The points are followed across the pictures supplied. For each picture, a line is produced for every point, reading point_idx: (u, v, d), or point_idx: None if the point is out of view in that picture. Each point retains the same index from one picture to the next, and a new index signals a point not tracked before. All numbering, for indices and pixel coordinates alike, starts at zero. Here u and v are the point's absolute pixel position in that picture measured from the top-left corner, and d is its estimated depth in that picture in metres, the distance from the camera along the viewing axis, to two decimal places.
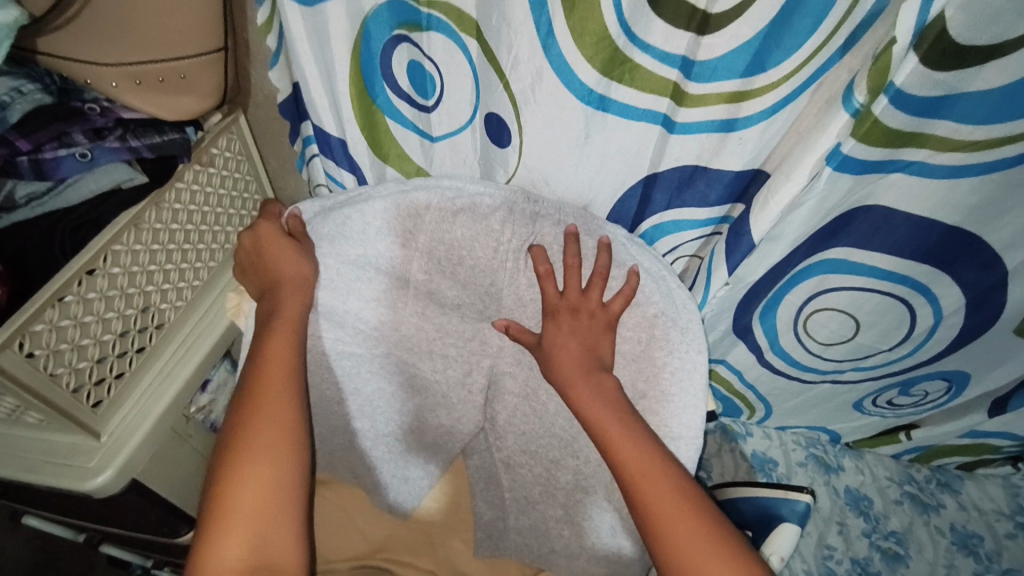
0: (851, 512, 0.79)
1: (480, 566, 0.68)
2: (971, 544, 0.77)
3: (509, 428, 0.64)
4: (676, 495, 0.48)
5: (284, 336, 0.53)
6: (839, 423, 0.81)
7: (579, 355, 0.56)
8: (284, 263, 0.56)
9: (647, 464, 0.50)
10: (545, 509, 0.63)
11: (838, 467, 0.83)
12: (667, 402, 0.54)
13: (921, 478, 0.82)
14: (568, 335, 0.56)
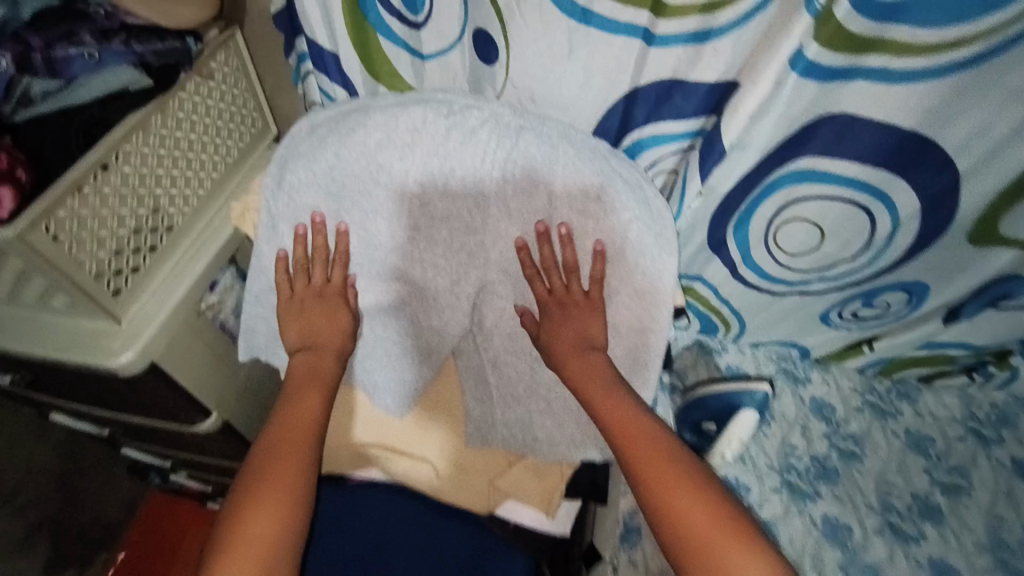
0: (814, 417, 0.86)
1: (473, 455, 0.74)
2: (922, 445, 0.84)
3: (496, 331, 0.68)
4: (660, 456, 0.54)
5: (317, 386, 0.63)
6: (807, 336, 0.86)
7: (572, 336, 0.62)
8: (328, 319, 0.65)
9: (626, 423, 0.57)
10: (529, 403, 0.69)
11: (805, 379, 0.90)
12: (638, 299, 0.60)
13: (882, 389, 0.89)
14: (561, 324, 0.62)
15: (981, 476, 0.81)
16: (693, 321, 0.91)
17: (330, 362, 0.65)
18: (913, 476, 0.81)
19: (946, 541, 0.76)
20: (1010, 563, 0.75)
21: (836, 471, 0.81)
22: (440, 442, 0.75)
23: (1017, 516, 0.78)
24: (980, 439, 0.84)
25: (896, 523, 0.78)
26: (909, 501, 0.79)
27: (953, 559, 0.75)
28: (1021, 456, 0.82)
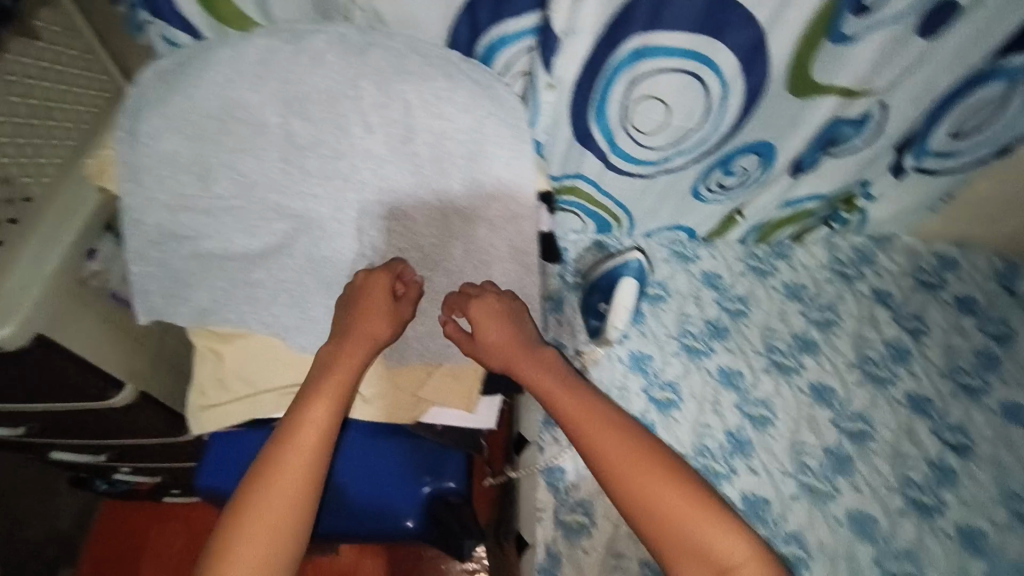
0: (705, 288, 0.96)
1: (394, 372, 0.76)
2: (798, 293, 0.95)
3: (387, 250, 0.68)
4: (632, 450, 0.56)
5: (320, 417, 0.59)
6: (686, 215, 0.94)
7: (509, 339, 0.60)
8: (364, 317, 0.61)
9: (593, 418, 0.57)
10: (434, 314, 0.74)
11: (695, 257, 0.99)
12: (501, 186, 0.64)
13: (761, 253, 0.99)
14: (494, 331, 0.61)
15: (847, 308, 0.93)
16: (587, 221, 0.97)
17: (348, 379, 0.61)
18: (792, 320, 0.93)
19: (822, 367, 0.88)
20: (875, 373, 0.87)
21: (726, 328, 0.92)
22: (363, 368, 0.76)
23: (878, 336, 0.90)
24: (844, 277, 0.96)
25: (779, 361, 0.89)
26: (788, 340, 0.91)
27: (829, 381, 0.87)
28: (877, 285, 0.95)
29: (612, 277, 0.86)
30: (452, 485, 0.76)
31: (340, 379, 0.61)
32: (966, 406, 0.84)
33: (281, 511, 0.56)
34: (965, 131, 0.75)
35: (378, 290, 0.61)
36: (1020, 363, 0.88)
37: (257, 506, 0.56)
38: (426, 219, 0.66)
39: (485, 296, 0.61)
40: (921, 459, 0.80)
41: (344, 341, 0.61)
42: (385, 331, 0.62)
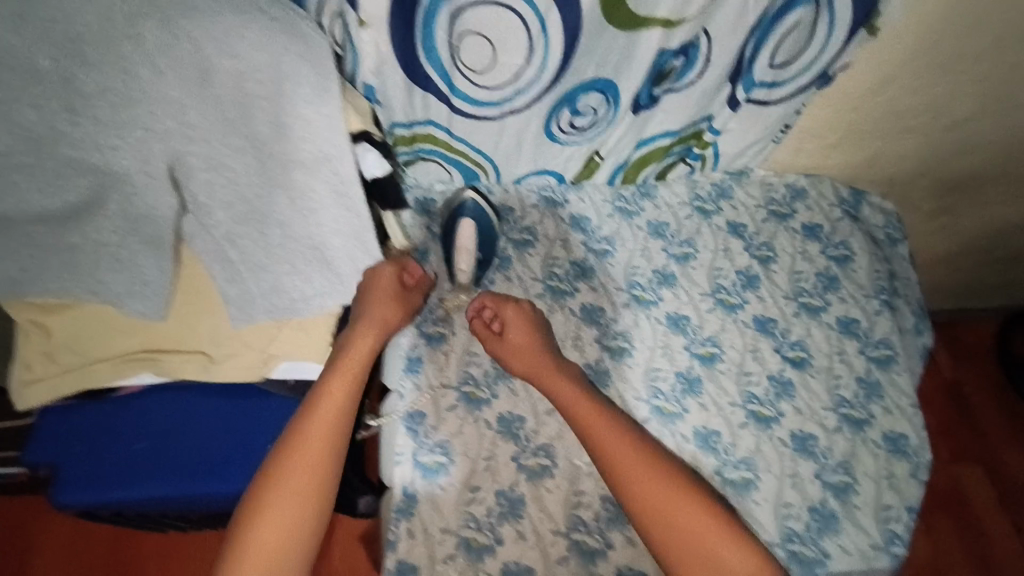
0: (572, 231, 0.98)
1: (242, 330, 0.74)
2: (661, 230, 0.99)
3: (212, 203, 0.66)
4: (625, 442, 0.69)
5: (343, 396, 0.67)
6: (547, 158, 0.95)
7: (532, 350, 0.77)
8: (377, 306, 0.71)
9: (594, 412, 0.71)
10: (275, 268, 0.69)
11: (563, 202, 1.00)
12: (308, 127, 0.62)
13: (628, 194, 1.01)
14: (522, 342, 0.77)
15: (703, 241, 0.98)
16: (454, 173, 0.97)
17: (362, 360, 0.69)
18: (653, 257, 0.96)
19: (678, 298, 0.93)
20: (725, 299, 0.92)
21: (591, 269, 0.94)
22: (206, 328, 0.74)
23: (730, 265, 0.96)
24: (702, 213, 1.00)
25: (639, 295, 0.92)
26: (649, 275, 0.95)
27: (684, 310, 0.92)
28: (732, 218, 1.00)
29: (451, 216, 0.91)
30: None
31: (362, 355, 0.69)
32: (807, 323, 0.91)
33: (309, 488, 0.63)
34: (779, 61, 0.81)
35: (382, 282, 0.70)
36: (856, 281, 0.95)
37: (287, 471, 0.63)
38: (244, 169, 0.65)
39: (502, 300, 0.80)
40: (764, 375, 0.86)
41: (359, 325, 0.70)
42: (395, 317, 0.73)
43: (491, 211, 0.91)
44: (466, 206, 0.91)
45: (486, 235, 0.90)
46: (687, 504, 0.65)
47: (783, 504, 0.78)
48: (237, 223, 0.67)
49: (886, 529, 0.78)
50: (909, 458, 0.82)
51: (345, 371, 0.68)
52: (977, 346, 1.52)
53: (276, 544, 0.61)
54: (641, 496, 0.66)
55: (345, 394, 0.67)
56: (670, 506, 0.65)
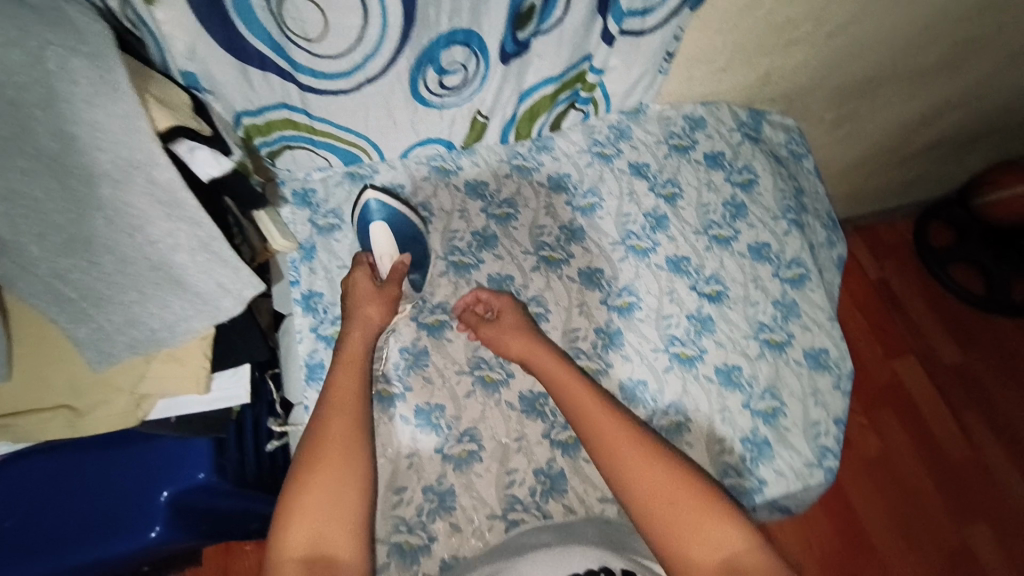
0: (471, 199, 0.93)
1: (104, 374, 0.63)
2: (563, 183, 0.95)
3: (19, 238, 0.51)
4: (629, 440, 0.60)
5: (351, 377, 0.67)
6: (428, 126, 0.90)
7: (520, 333, 0.75)
8: (363, 298, 0.75)
9: (594, 407, 0.64)
10: (122, 299, 0.59)
11: (457, 169, 0.95)
12: (98, 131, 0.53)
13: (524, 150, 0.97)
14: (509, 325, 0.76)
15: (607, 188, 0.94)
16: (331, 158, 0.91)
17: (364, 344, 0.71)
18: (559, 213, 0.92)
19: (589, 252, 0.89)
20: (637, 245, 0.90)
21: (494, 237, 0.90)
22: (61, 379, 0.63)
23: (637, 208, 0.93)
24: (602, 157, 0.96)
25: (548, 255, 0.88)
26: (556, 234, 0.91)
27: (596, 264, 0.88)
28: (634, 160, 0.96)
29: (362, 225, 0.85)
30: (201, 477, 0.68)
31: (356, 343, 0.71)
32: (719, 256, 0.89)
33: (338, 465, 0.58)
34: None
35: (360, 278, 0.78)
36: (763, 204, 0.94)
37: (325, 437, 0.60)
38: (46, 194, 0.52)
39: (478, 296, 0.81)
40: (683, 315, 0.84)
41: (352, 322, 0.73)
42: (377, 310, 0.75)
43: (396, 206, 0.84)
44: (374, 210, 0.85)
45: (406, 236, 0.84)
46: (709, 499, 0.55)
47: (716, 441, 0.77)
48: (60, 257, 0.54)
49: (817, 444, 0.78)
50: (832, 371, 0.82)
51: (350, 358, 0.69)
52: (893, 245, 1.58)
53: (311, 532, 0.54)
54: (632, 486, 0.57)
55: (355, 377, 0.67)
56: (683, 512, 0.55)
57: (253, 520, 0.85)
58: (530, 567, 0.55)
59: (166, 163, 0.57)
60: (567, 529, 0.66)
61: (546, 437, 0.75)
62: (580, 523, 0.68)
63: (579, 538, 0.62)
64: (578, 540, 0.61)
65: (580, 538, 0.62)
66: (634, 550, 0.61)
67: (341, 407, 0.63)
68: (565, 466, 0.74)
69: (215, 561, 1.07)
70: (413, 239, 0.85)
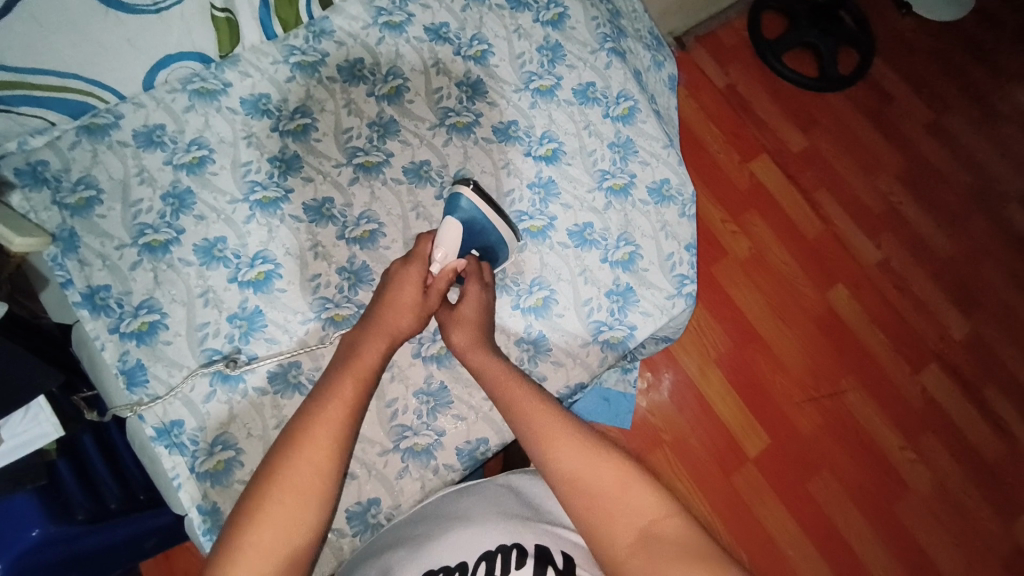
0: (254, 119, 0.77)
1: None
2: (358, 71, 0.81)
3: None
4: (597, 456, 0.57)
5: (349, 387, 0.57)
6: (154, 38, 0.70)
7: (473, 333, 0.65)
8: (398, 303, 0.62)
9: (526, 400, 0.61)
10: None
11: (224, 88, 0.77)
12: None
13: (300, 43, 0.80)
14: (464, 326, 0.66)
15: (410, 65, 0.82)
16: (45, 114, 0.70)
17: (372, 359, 0.60)
18: (363, 108, 0.79)
19: (408, 145, 0.79)
20: (458, 122, 0.80)
21: (296, 158, 0.76)
22: None
23: (448, 80, 0.82)
24: (392, 28, 0.82)
25: (363, 161, 0.77)
26: (366, 134, 0.79)
27: (421, 156, 0.79)
28: (429, 22, 0.83)
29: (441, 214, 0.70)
30: (37, 534, 0.60)
31: (372, 357, 0.60)
32: (547, 111, 0.82)
33: (307, 498, 0.51)
34: None
35: (413, 275, 0.64)
36: (578, 39, 0.86)
37: (301, 462, 0.52)
38: None
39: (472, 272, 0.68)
40: (524, 187, 0.79)
41: (371, 325, 0.62)
42: (409, 325, 0.63)
43: (490, 215, 0.69)
44: (459, 206, 0.69)
45: (480, 244, 0.70)
46: (654, 494, 0.55)
47: (583, 302, 0.76)
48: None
49: (674, 275, 0.79)
50: (676, 200, 0.82)
51: (356, 373, 0.58)
52: (731, 46, 1.57)
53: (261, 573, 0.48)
54: (589, 507, 0.54)
55: (357, 396, 0.58)
56: (620, 505, 0.54)
57: (146, 538, 0.76)
58: (443, 557, 0.56)
59: None
60: (486, 493, 0.66)
61: (418, 356, 0.71)
62: (491, 484, 0.69)
63: (494, 508, 0.62)
64: (497, 512, 0.62)
65: (497, 506, 0.63)
66: (552, 519, 0.63)
67: (327, 429, 0.54)
68: (444, 377, 0.71)
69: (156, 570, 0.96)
70: (484, 248, 0.71)
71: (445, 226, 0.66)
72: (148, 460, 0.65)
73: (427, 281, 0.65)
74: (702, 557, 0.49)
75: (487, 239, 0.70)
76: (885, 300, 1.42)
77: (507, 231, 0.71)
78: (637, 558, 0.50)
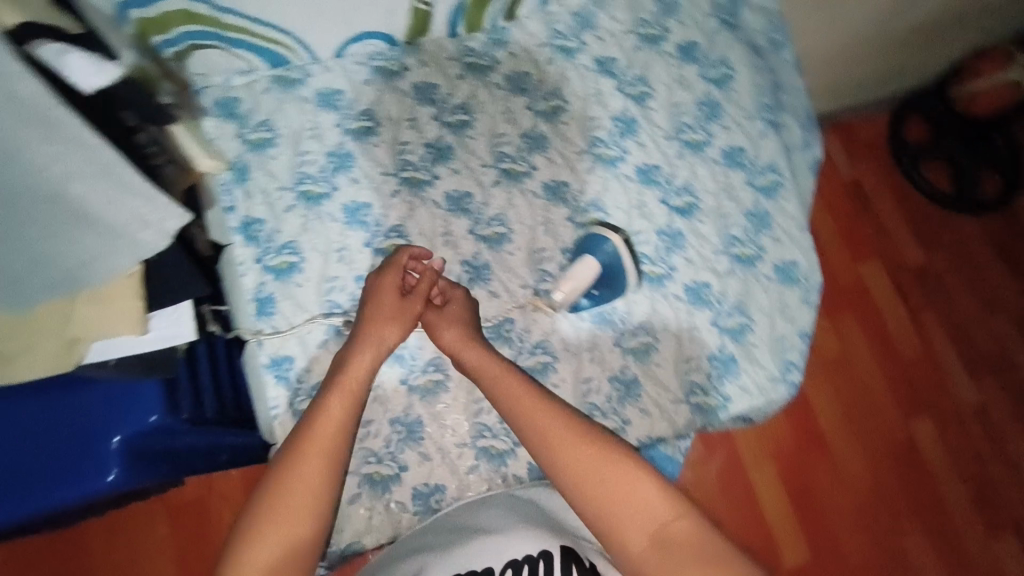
0: (420, 105, 0.82)
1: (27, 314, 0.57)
2: (522, 84, 0.84)
3: None
4: (607, 458, 0.56)
5: (342, 399, 0.59)
6: (359, 14, 0.76)
7: (456, 330, 0.66)
8: (381, 317, 0.65)
9: (530, 399, 0.60)
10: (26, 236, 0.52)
11: (402, 69, 0.83)
12: None
13: (477, 46, 0.85)
14: (443, 318, 0.67)
15: (571, 90, 0.85)
16: (253, 58, 0.77)
17: (360, 373, 0.61)
18: (519, 118, 0.83)
19: (553, 163, 0.82)
20: (604, 153, 0.83)
21: (449, 149, 0.80)
22: None
23: (604, 112, 0.84)
24: (565, 52, 0.86)
25: (509, 168, 0.81)
26: (517, 143, 0.82)
27: (561, 176, 0.81)
28: (599, 54, 0.86)
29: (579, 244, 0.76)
30: (154, 420, 0.65)
31: (360, 368, 0.61)
32: (691, 164, 0.84)
33: (302, 512, 0.53)
34: None
35: (389, 284, 0.66)
36: (738, 103, 0.87)
37: (294, 478, 0.54)
38: None
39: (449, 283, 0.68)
40: (652, 232, 0.80)
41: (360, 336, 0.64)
42: (393, 332, 0.64)
43: (628, 263, 0.75)
44: (602, 247, 0.74)
45: (605, 286, 0.75)
46: (665, 494, 0.54)
47: (683, 359, 0.76)
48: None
49: (783, 359, 0.78)
50: (800, 284, 0.81)
51: (344, 387, 0.60)
52: (867, 142, 1.54)
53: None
54: (600, 512, 0.54)
55: (346, 409, 0.59)
56: (632, 505, 0.54)
57: (223, 455, 0.81)
58: (476, 560, 0.54)
59: (24, 72, 0.44)
60: (507, 505, 0.64)
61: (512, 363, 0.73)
62: (502, 496, 0.66)
63: (518, 517, 0.61)
64: (523, 521, 0.60)
65: (523, 514, 0.61)
66: (571, 526, 0.61)
67: (320, 446, 0.56)
68: None
69: (197, 484, 1.02)
70: (609, 287, 0.75)
71: (587, 261, 0.73)
72: (254, 383, 0.72)
73: (405, 288, 0.67)
74: (717, 562, 0.50)
75: (609, 282, 0.75)
76: (972, 444, 1.32)
77: (632, 279, 0.75)
78: (652, 561, 0.51)
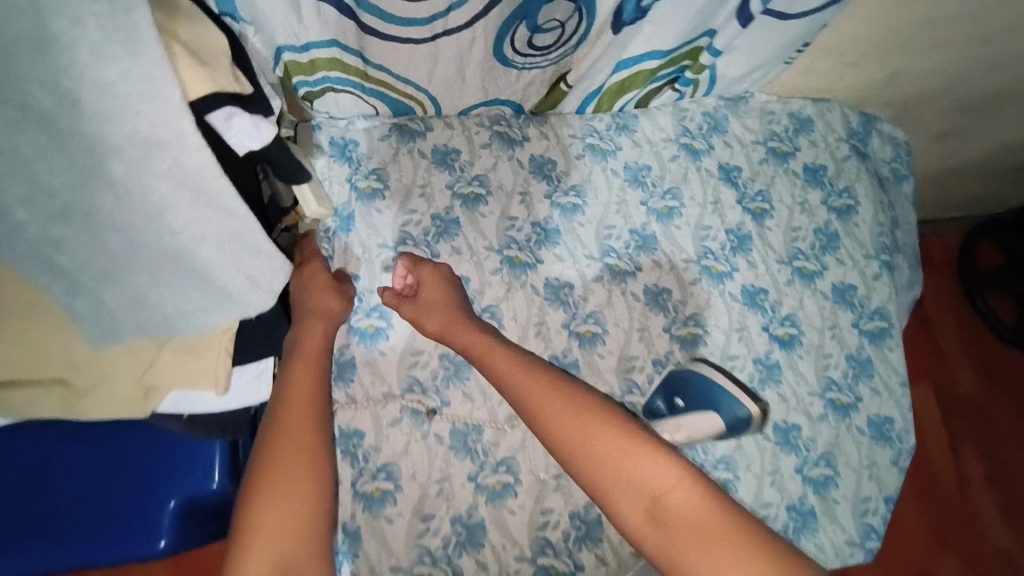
0: (534, 179, 0.79)
1: (108, 349, 0.53)
2: (641, 176, 0.81)
3: (6, 201, 0.41)
4: (597, 426, 0.56)
5: (306, 374, 0.61)
6: (499, 85, 0.74)
7: (442, 308, 0.67)
8: (318, 297, 0.66)
9: (518, 372, 0.62)
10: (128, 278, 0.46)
11: (523, 139, 0.80)
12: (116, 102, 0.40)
13: (602, 128, 0.82)
14: (430, 290, 0.68)
15: (690, 193, 0.82)
16: (378, 105, 0.76)
17: (316, 349, 0.63)
18: (632, 212, 0.80)
19: (659, 267, 0.78)
20: (713, 267, 0.79)
21: (557, 232, 0.78)
22: (59, 352, 0.53)
23: (720, 223, 0.81)
24: (690, 152, 0.83)
25: (613, 265, 0.77)
26: (625, 238, 0.79)
27: (664, 282, 0.78)
28: (725, 160, 0.83)
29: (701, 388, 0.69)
30: (214, 487, 0.62)
31: (316, 339, 0.63)
32: (800, 293, 0.80)
33: (287, 504, 0.53)
34: None
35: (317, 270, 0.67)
36: (857, 238, 0.83)
37: (271, 468, 0.54)
38: (38, 153, 0.40)
39: (415, 258, 0.70)
40: (749, 359, 0.76)
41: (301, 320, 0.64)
42: (335, 304, 0.66)
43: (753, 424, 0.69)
44: (736, 409, 0.68)
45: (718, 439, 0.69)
46: (657, 460, 0.54)
47: (761, 505, 0.72)
48: (58, 230, 0.43)
49: (863, 523, 0.73)
50: (893, 444, 0.76)
51: (305, 361, 0.61)
52: None
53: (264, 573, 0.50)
54: (595, 484, 0.54)
55: (310, 385, 0.60)
56: (626, 471, 0.53)
57: None
58: None
59: (199, 145, 0.43)
60: None
61: None
62: None
63: None
64: None
65: None
66: None
67: (293, 429, 0.57)
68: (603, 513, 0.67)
69: None
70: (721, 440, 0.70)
71: (713, 418, 0.67)
72: None
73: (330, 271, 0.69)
74: (719, 528, 0.49)
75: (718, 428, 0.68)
76: None
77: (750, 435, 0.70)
78: (651, 528, 0.51)
